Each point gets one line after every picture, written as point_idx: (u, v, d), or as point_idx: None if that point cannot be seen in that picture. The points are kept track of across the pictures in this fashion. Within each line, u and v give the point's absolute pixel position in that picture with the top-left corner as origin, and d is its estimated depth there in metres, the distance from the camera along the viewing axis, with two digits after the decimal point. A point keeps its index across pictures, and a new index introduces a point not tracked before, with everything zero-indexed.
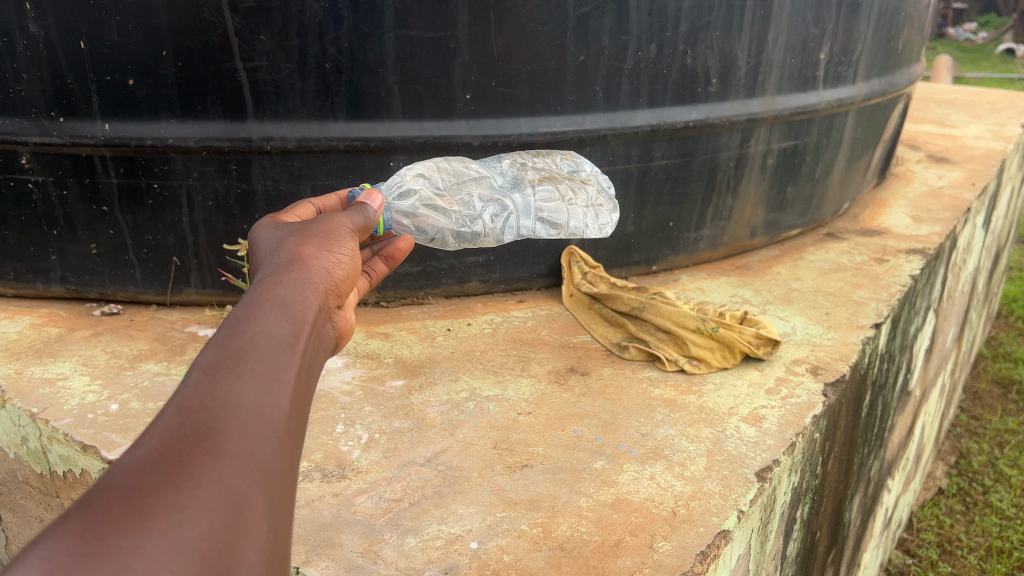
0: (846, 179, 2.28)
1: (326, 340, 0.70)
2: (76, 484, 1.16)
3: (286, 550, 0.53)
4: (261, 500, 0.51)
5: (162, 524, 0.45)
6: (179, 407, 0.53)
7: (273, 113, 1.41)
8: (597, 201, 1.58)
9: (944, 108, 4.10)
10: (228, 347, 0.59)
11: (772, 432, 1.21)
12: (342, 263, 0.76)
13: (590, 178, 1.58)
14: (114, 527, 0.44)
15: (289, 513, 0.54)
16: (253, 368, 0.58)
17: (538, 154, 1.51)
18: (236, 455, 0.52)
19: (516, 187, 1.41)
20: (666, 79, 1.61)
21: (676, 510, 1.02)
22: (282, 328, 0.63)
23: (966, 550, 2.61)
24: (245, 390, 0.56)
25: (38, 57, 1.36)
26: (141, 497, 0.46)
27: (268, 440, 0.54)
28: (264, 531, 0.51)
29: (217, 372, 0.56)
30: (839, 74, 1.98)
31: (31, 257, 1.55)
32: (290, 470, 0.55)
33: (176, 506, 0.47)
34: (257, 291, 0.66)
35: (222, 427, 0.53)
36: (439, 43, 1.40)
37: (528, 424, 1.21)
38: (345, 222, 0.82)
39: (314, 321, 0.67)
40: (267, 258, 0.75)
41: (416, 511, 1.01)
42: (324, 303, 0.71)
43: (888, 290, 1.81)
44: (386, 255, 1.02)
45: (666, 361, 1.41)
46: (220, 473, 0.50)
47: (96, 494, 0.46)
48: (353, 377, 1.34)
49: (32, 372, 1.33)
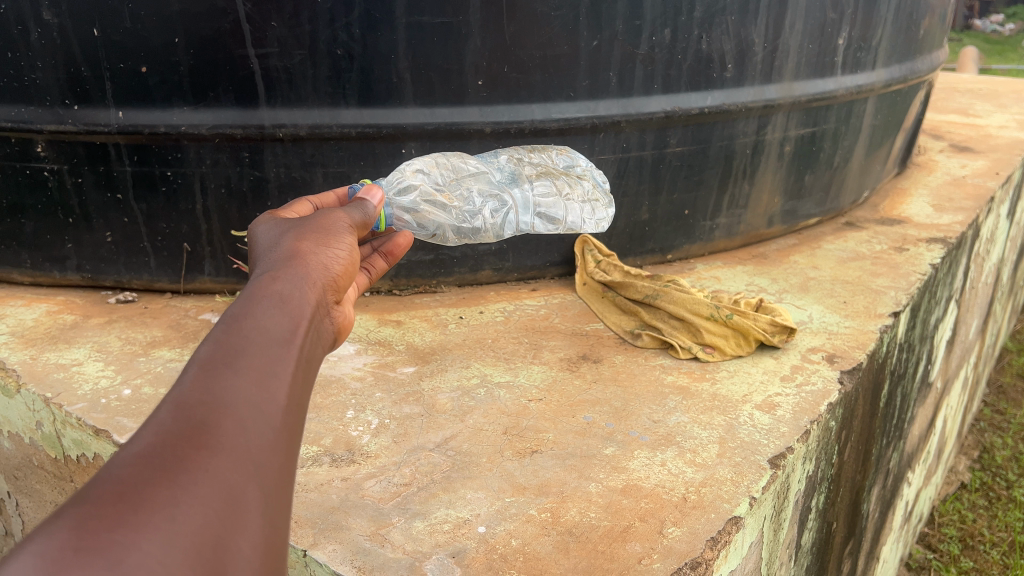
0: (866, 167, 2.24)
1: (324, 335, 0.70)
2: (89, 469, 1.17)
3: (283, 544, 0.53)
4: (257, 494, 0.51)
5: (156, 520, 0.45)
6: (175, 403, 0.53)
7: (285, 100, 1.41)
8: (593, 197, 1.56)
9: (968, 98, 4.02)
10: (225, 342, 0.58)
11: (786, 420, 1.19)
12: (340, 258, 0.75)
13: (585, 173, 1.55)
14: (108, 522, 0.44)
15: (287, 506, 0.54)
16: (250, 363, 0.57)
17: (534, 150, 1.50)
18: (231, 450, 0.52)
19: (514, 182, 1.39)
20: (681, 65, 1.59)
21: (687, 496, 1.01)
22: (279, 323, 0.62)
23: (988, 545, 2.57)
24: (241, 385, 0.55)
25: (52, 46, 1.37)
26: (136, 492, 0.46)
27: (264, 436, 0.54)
28: (260, 524, 0.51)
29: (213, 366, 0.56)
30: (858, 60, 1.94)
31: (47, 245, 1.56)
32: (287, 466, 0.55)
33: (171, 501, 0.46)
34: (255, 287, 0.66)
35: (218, 423, 0.52)
36: (451, 29, 1.40)
37: (538, 411, 1.21)
38: (342, 219, 0.82)
39: (312, 316, 0.67)
40: (265, 254, 0.74)
41: (425, 496, 1.00)
42: (322, 297, 0.70)
43: (907, 278, 1.78)
44: (386, 251, 1.01)
45: (679, 349, 1.40)
46: (215, 468, 0.50)
47: (90, 490, 0.46)
48: (363, 364, 1.34)
49: (47, 358, 1.34)
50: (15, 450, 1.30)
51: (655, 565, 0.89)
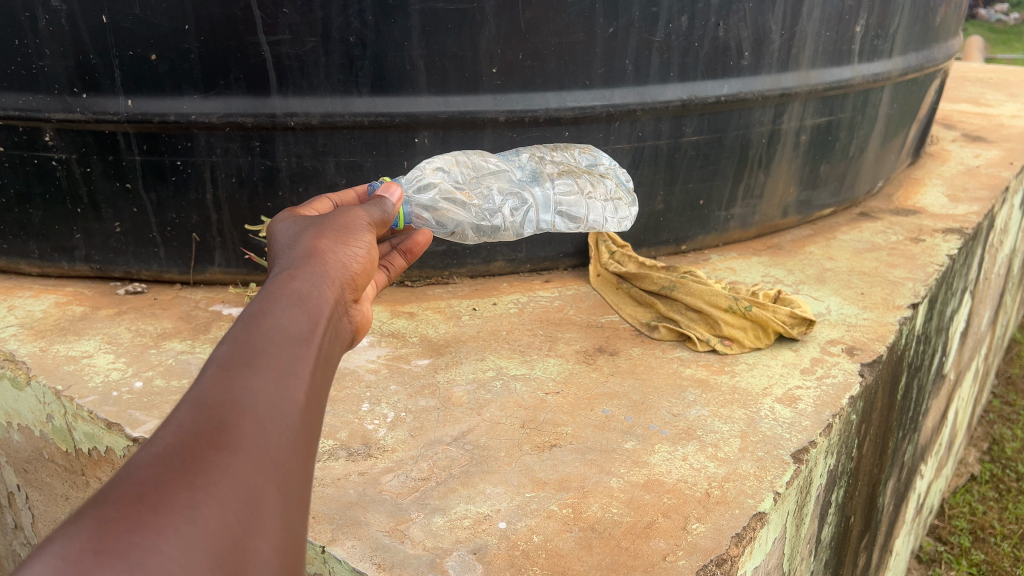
0: (880, 157, 2.21)
1: (342, 334, 0.68)
2: (101, 463, 1.16)
3: (302, 546, 0.51)
4: (276, 495, 0.49)
5: (176, 521, 0.44)
6: (195, 402, 0.51)
7: (297, 88, 1.38)
8: (616, 195, 1.54)
9: (979, 87, 3.97)
10: (243, 341, 0.57)
11: (808, 413, 1.17)
12: (358, 257, 0.73)
13: (608, 172, 1.53)
14: (128, 523, 0.42)
15: (306, 507, 0.52)
16: (269, 362, 0.56)
17: (557, 148, 1.49)
18: (251, 451, 0.50)
19: (536, 180, 1.37)
20: (698, 52, 1.57)
21: (711, 491, 0.99)
22: (298, 322, 0.61)
23: (999, 538, 2.56)
24: (261, 385, 0.54)
25: (60, 32, 1.35)
26: (155, 493, 0.44)
27: (283, 436, 0.52)
28: (279, 526, 0.49)
29: (232, 366, 0.54)
30: (875, 48, 1.91)
31: (55, 235, 1.54)
32: (307, 467, 0.53)
33: (190, 501, 0.45)
34: (273, 285, 0.64)
35: (237, 422, 0.51)
36: (465, 15, 1.37)
37: (556, 404, 1.19)
38: (361, 217, 0.80)
39: (330, 315, 0.65)
40: (284, 252, 0.72)
41: (444, 490, 0.99)
42: (340, 296, 0.68)
43: (925, 269, 1.75)
44: (404, 249, 1.00)
45: (697, 341, 1.38)
46: (234, 468, 0.48)
47: (110, 490, 0.45)
48: (377, 356, 1.32)
49: (57, 350, 1.32)
50: (25, 443, 1.29)
51: (680, 562, 0.87)
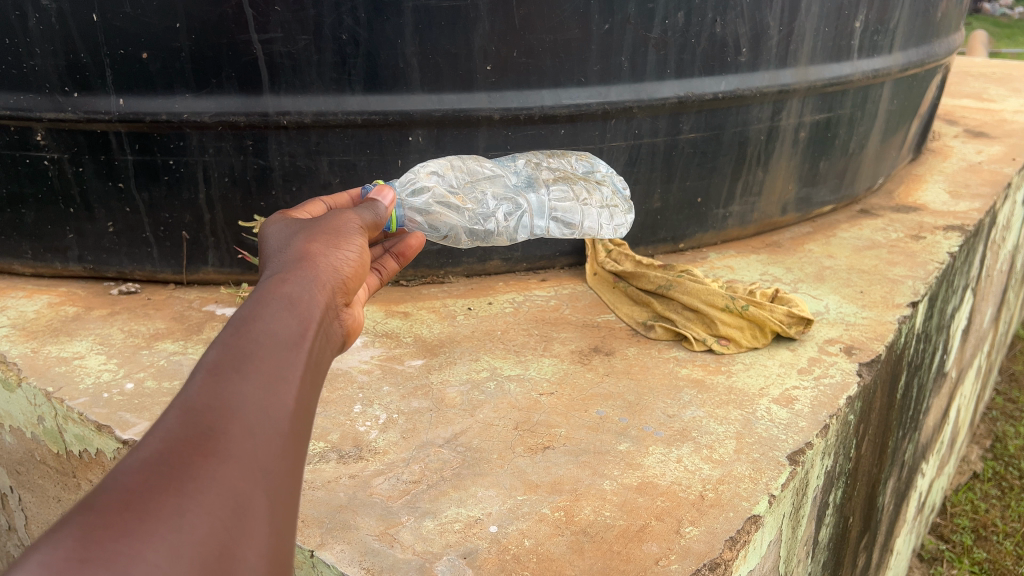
0: (881, 153, 2.19)
1: (333, 339, 0.66)
2: (92, 465, 1.15)
3: (291, 552, 0.50)
4: (264, 501, 0.48)
5: (161, 530, 0.43)
6: (183, 407, 0.50)
7: (289, 87, 1.37)
8: (612, 203, 1.54)
9: (982, 82, 3.94)
10: (233, 345, 0.55)
11: (805, 414, 1.16)
12: (350, 261, 0.72)
13: (605, 179, 1.55)
14: (113, 531, 0.41)
15: (295, 514, 0.51)
16: (259, 366, 0.54)
17: (554, 155, 1.50)
18: (239, 457, 0.49)
19: (530, 186, 1.38)
20: (695, 49, 1.55)
21: (705, 494, 0.98)
22: (288, 326, 0.59)
23: (1002, 536, 2.54)
24: (250, 389, 0.52)
25: (51, 31, 1.33)
26: (141, 501, 0.43)
27: (272, 442, 0.51)
28: (267, 532, 0.48)
29: (221, 371, 0.53)
30: (875, 43, 1.89)
31: (48, 235, 1.54)
32: (296, 473, 0.52)
33: (177, 509, 0.44)
34: (263, 289, 0.63)
35: (226, 428, 0.50)
36: (459, 13, 1.36)
37: (550, 405, 1.18)
38: (353, 220, 0.79)
39: (322, 319, 0.63)
40: (275, 255, 0.71)
41: (435, 494, 0.98)
42: (331, 300, 0.67)
43: (925, 267, 1.74)
44: (397, 252, 0.98)
45: (693, 341, 1.37)
46: (222, 475, 0.47)
47: (96, 497, 0.44)
48: (370, 357, 1.31)
49: (48, 351, 1.32)
50: (17, 445, 1.28)
51: (673, 566, 0.86)
